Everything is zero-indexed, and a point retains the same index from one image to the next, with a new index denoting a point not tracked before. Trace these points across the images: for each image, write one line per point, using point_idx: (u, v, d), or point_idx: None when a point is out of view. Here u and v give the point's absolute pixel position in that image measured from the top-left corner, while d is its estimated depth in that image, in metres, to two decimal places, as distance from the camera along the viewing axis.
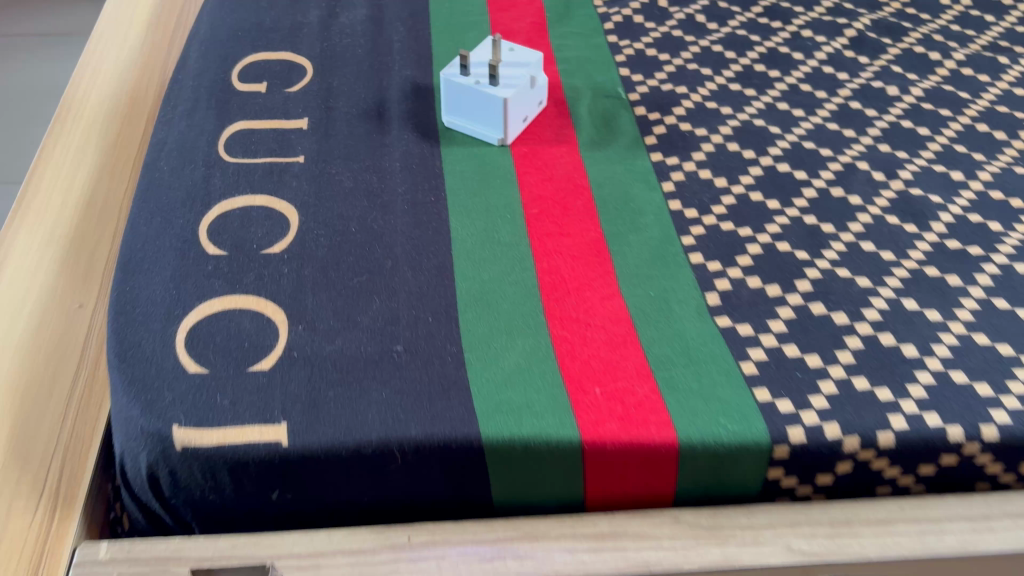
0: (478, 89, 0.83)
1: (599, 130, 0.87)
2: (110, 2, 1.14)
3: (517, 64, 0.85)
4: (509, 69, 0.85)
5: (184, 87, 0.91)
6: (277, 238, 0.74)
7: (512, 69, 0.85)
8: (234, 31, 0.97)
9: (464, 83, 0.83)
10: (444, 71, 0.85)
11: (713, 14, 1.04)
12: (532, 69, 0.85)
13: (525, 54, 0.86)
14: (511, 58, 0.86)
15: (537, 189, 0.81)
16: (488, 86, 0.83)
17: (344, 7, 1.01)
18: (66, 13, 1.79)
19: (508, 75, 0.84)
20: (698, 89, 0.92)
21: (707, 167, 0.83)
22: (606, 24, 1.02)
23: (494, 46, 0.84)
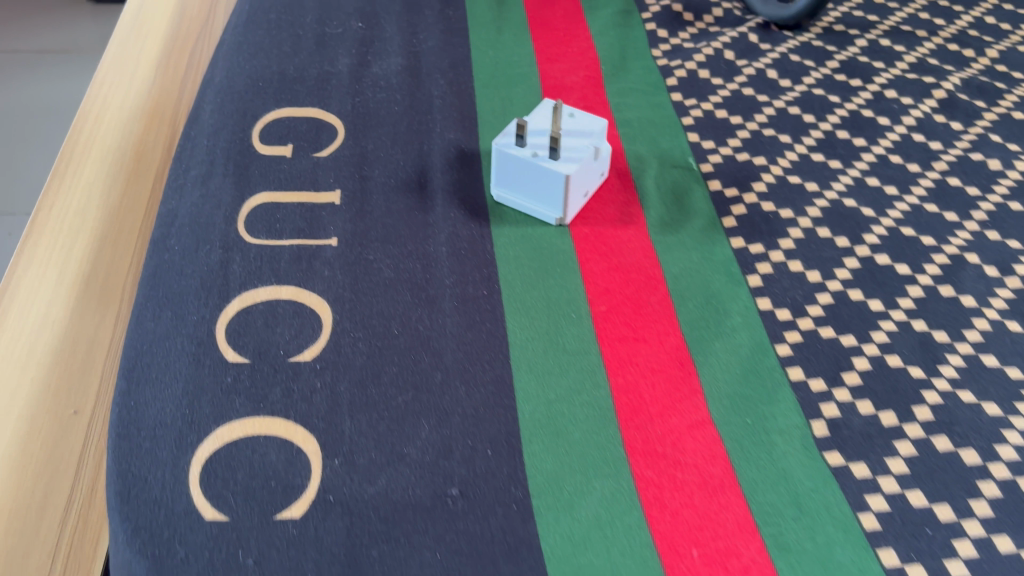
0: (537, 162, 0.73)
1: (670, 208, 0.77)
2: (113, 40, 1.03)
3: (579, 134, 0.75)
4: (571, 139, 0.75)
5: (198, 148, 0.80)
6: (307, 341, 0.63)
7: (574, 140, 0.75)
8: (254, 81, 0.87)
9: (520, 156, 0.73)
10: (496, 139, 0.75)
11: (785, 69, 0.94)
12: (596, 139, 0.75)
13: (589, 122, 0.76)
14: (573, 126, 0.76)
15: (603, 280, 0.70)
16: (548, 160, 0.73)
17: (377, 54, 0.90)
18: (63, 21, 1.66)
19: (571, 146, 0.74)
20: (778, 160, 0.82)
21: (796, 257, 0.73)
22: (669, 79, 0.91)
23: (554, 114, 0.74)
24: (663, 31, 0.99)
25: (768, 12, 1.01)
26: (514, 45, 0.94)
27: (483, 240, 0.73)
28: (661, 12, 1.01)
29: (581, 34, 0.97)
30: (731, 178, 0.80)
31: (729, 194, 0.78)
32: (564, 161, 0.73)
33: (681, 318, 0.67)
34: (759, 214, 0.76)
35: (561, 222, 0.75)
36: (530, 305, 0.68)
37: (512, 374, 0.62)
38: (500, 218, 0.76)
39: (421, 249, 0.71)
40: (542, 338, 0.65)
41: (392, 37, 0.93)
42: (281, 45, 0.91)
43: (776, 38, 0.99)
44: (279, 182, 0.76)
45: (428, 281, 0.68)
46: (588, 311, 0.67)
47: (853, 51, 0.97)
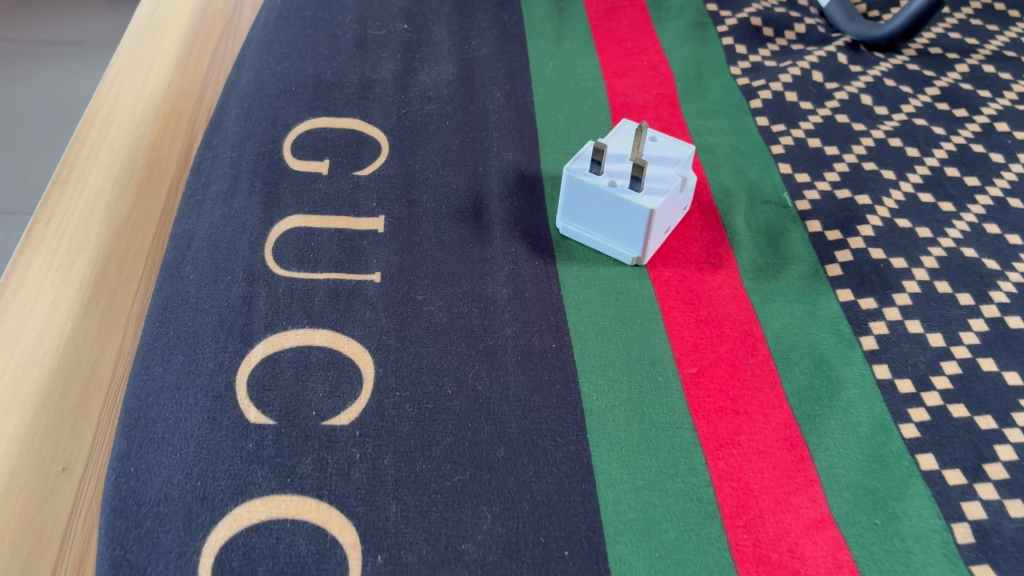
0: (616, 192, 0.63)
1: (764, 250, 0.67)
2: (128, 36, 0.93)
3: (663, 162, 0.65)
4: (655, 167, 0.64)
5: (221, 160, 0.70)
6: (345, 399, 0.53)
7: (658, 168, 0.64)
8: (287, 84, 0.77)
9: (596, 185, 0.63)
10: (567, 164, 0.65)
11: (880, 95, 0.84)
12: (683, 168, 0.65)
13: (674, 148, 0.66)
14: (657, 152, 0.65)
15: (692, 335, 0.60)
16: (628, 191, 0.62)
17: (425, 60, 0.80)
18: None
19: (654, 175, 0.64)
20: (883, 199, 0.72)
21: (913, 315, 0.63)
22: (753, 102, 0.81)
23: (636, 137, 0.64)
24: (742, 47, 0.89)
25: (856, 31, 0.91)
26: (577, 56, 0.84)
27: (549, 281, 0.63)
28: (738, 25, 0.91)
29: (651, 48, 0.87)
30: (831, 218, 0.69)
31: (830, 237, 0.68)
32: (647, 192, 0.63)
33: (786, 388, 0.57)
34: (867, 262, 0.66)
35: (638, 262, 0.65)
36: (608, 363, 0.57)
37: (590, 451, 0.52)
38: (568, 255, 0.65)
39: (476, 289, 0.60)
40: (625, 406, 0.55)
41: (442, 42, 0.83)
42: (317, 46, 0.81)
43: (867, 59, 0.89)
44: (314, 203, 0.65)
45: (486, 328, 0.58)
46: (677, 374, 0.57)
47: (953, 77, 0.87)
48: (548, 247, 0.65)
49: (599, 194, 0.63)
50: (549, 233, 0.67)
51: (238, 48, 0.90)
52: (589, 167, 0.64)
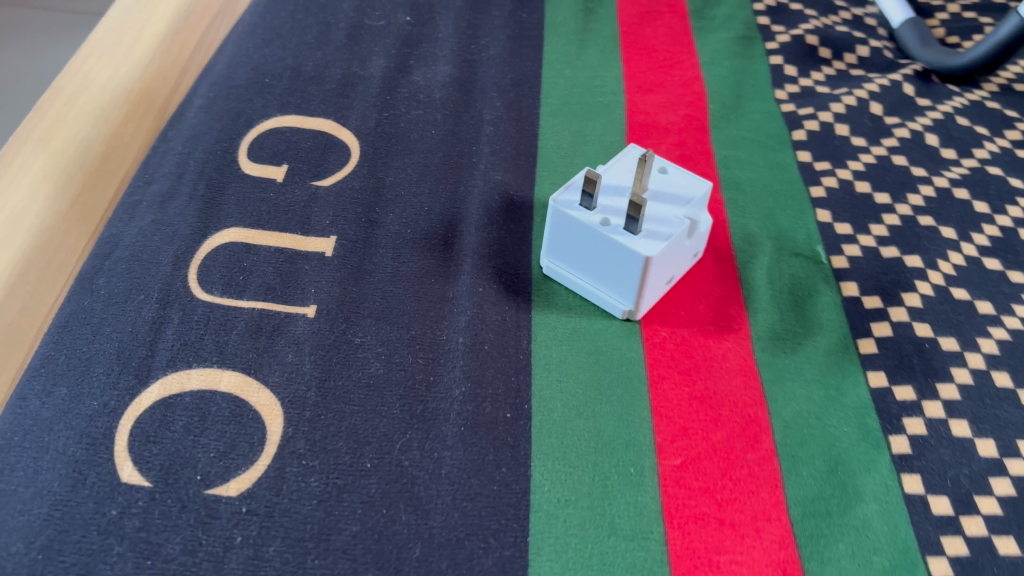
0: (609, 233, 0.52)
1: (786, 314, 0.56)
2: (116, 6, 0.85)
3: (669, 200, 0.54)
4: (659, 206, 0.54)
5: (169, 155, 0.62)
6: (238, 463, 0.44)
7: (663, 207, 0.54)
8: (261, 75, 0.68)
9: (585, 221, 0.52)
10: (555, 193, 0.54)
11: (948, 136, 0.72)
12: (693, 209, 0.54)
13: (685, 185, 0.55)
14: (664, 188, 0.55)
15: (682, 415, 0.49)
16: (623, 233, 0.52)
17: (422, 58, 0.71)
18: None
19: (657, 215, 0.53)
20: (939, 262, 0.60)
21: (961, 413, 0.51)
22: (795, 132, 0.70)
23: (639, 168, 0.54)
24: (791, 69, 0.77)
25: (930, 58, 0.80)
26: (599, 65, 0.74)
27: (516, 332, 0.52)
28: (791, 43, 0.79)
29: (685, 61, 0.76)
30: (870, 281, 0.58)
31: (868, 304, 0.57)
32: (646, 236, 0.52)
33: (788, 496, 0.46)
34: (909, 340, 0.55)
35: (630, 316, 0.54)
36: (573, 441, 0.47)
37: (528, 561, 0.41)
38: (546, 300, 0.55)
39: (425, 336, 0.50)
40: (582, 502, 0.44)
41: (446, 39, 0.73)
42: (304, 34, 0.72)
43: (939, 93, 0.77)
44: (257, 214, 0.56)
45: (429, 386, 0.48)
46: (654, 466, 0.47)
47: None
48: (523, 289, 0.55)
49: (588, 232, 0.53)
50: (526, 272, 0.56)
51: (229, 28, 0.81)
52: (581, 200, 0.53)
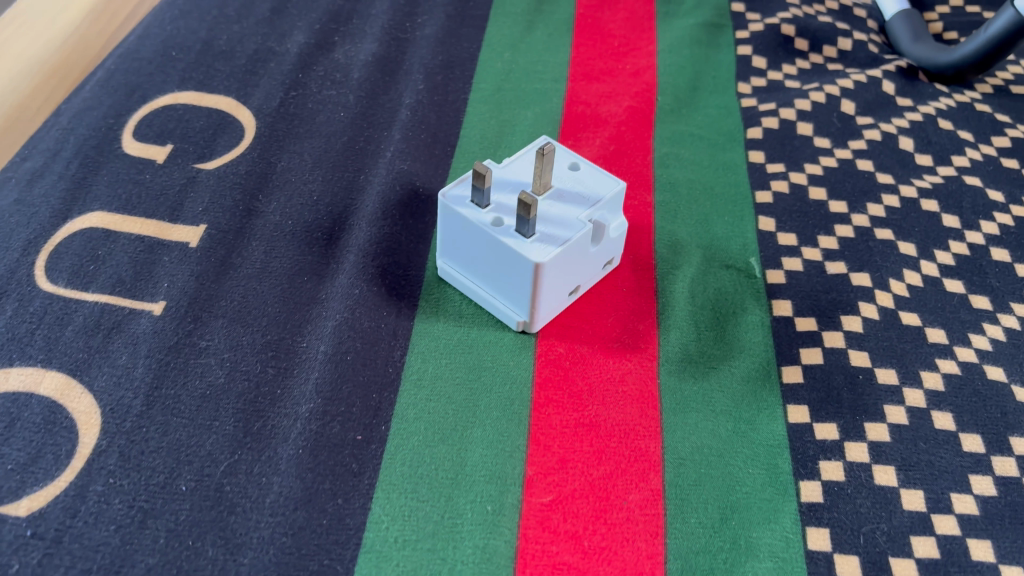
0: (498, 233, 0.46)
1: (703, 334, 0.49)
2: None
3: (574, 200, 0.48)
4: (561, 205, 0.48)
5: (52, 130, 0.57)
6: (37, 478, 0.39)
7: (565, 207, 0.48)
8: (169, 48, 0.63)
9: (473, 220, 0.47)
10: (446, 187, 0.49)
11: (926, 140, 0.64)
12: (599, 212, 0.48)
13: (593, 183, 0.50)
14: (569, 186, 0.49)
15: (562, 445, 0.43)
16: (513, 235, 0.46)
17: (349, 35, 0.65)
18: None
19: (557, 215, 0.48)
20: (891, 282, 0.53)
21: (889, 458, 0.44)
22: (751, 129, 0.63)
23: (539, 162, 0.48)
24: (760, 61, 0.70)
25: (918, 55, 0.73)
26: (544, 49, 0.68)
27: (388, 341, 0.47)
28: (764, 31, 0.72)
29: (642, 47, 0.69)
30: (807, 300, 0.51)
31: (801, 326, 0.50)
32: (540, 237, 0.46)
33: (668, 548, 0.40)
34: (841, 370, 0.48)
35: (526, 328, 0.48)
36: (429, 469, 0.41)
37: None
38: (434, 306, 0.49)
39: (280, 341, 0.45)
40: (423, 543, 0.39)
41: (379, 16, 0.68)
42: (225, 5, 0.67)
43: (924, 92, 0.69)
44: (126, 198, 0.52)
45: (272, 398, 0.43)
46: (518, 504, 0.41)
47: None
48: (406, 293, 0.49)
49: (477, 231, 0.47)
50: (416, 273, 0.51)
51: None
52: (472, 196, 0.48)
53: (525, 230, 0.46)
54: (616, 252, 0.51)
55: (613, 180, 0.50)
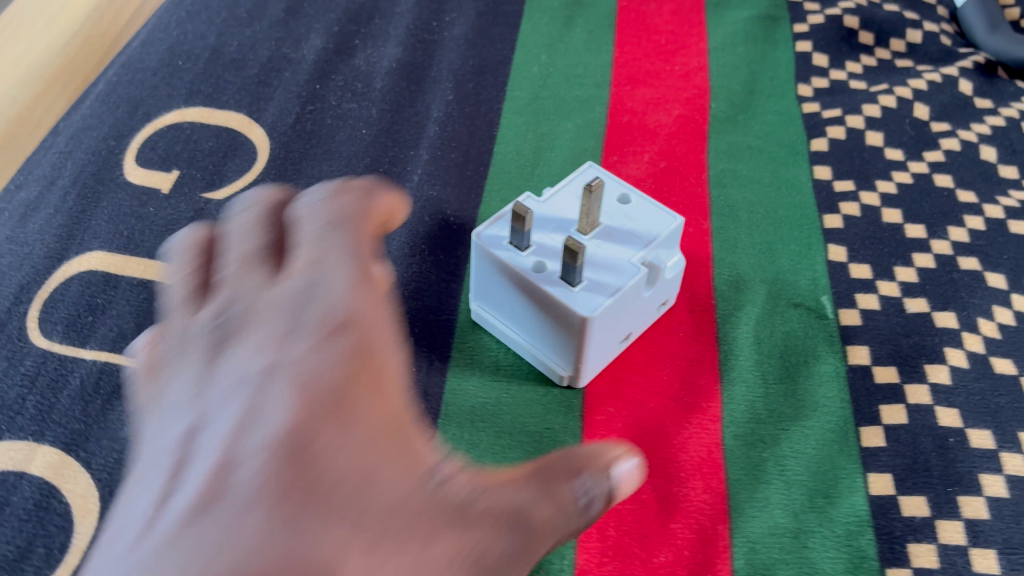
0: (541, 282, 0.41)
1: (771, 388, 0.44)
2: None
3: (625, 240, 0.43)
4: (609, 247, 0.43)
5: (49, 153, 0.52)
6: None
7: (614, 249, 0.43)
8: (174, 57, 0.58)
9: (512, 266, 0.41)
10: (481, 226, 0.44)
11: (1010, 149, 0.58)
12: (653, 253, 0.43)
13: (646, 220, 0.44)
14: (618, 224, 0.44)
15: (620, 527, 0.39)
16: (559, 284, 0.41)
17: (370, 37, 0.60)
18: None
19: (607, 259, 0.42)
20: (980, 321, 0.47)
21: (988, 539, 0.39)
22: (816, 141, 0.57)
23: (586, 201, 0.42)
24: (821, 58, 0.64)
25: (996, 47, 0.66)
26: (585, 48, 0.62)
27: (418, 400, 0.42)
28: (825, 25, 0.66)
29: (692, 44, 0.63)
30: (887, 346, 0.46)
31: (881, 378, 0.45)
32: (588, 286, 0.41)
33: None
34: (927, 432, 0.43)
35: (572, 383, 0.43)
36: None
37: None
38: (468, 359, 0.44)
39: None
40: None
41: (402, 15, 0.62)
42: (236, 6, 0.61)
43: (1004, 91, 0.63)
44: (128, 235, 0.47)
45: None
46: None
47: None
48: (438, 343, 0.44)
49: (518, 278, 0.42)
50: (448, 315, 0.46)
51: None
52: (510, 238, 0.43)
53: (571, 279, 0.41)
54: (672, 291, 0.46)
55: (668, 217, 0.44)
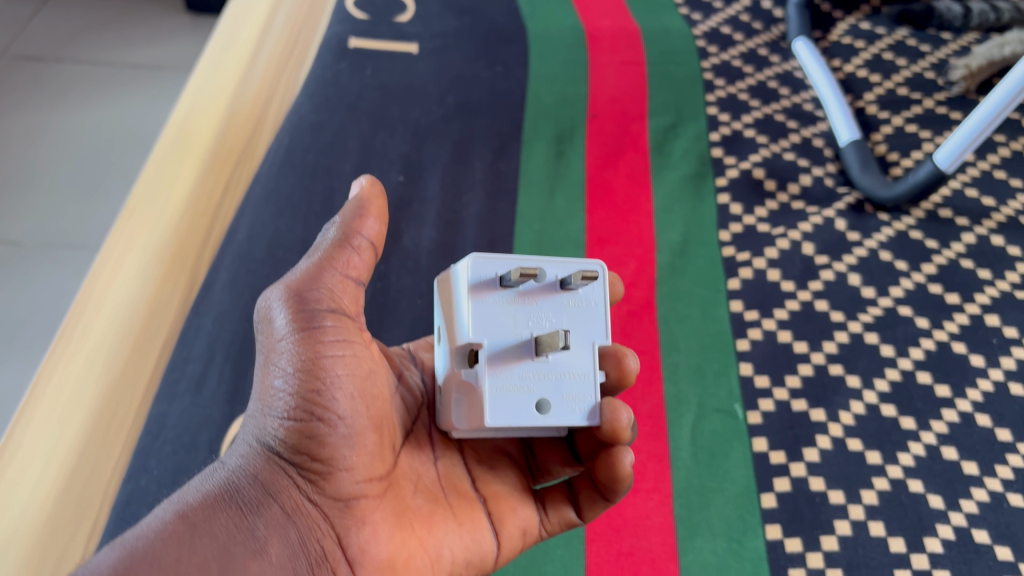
0: (525, 421, 0.50)
1: (702, 470, 0.68)
2: (161, 134, 0.97)
3: (558, 380, 0.52)
4: (540, 307, 0.53)
5: (201, 332, 0.76)
6: None
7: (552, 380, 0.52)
8: (274, 249, 0.82)
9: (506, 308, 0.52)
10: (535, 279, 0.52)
11: (870, 274, 0.82)
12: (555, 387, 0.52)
13: (558, 264, 0.54)
14: (572, 271, 0.53)
15: (609, 570, 0.63)
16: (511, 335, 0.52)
17: (412, 222, 0.84)
18: (130, 23, 1.55)
19: (502, 346, 0.52)
20: (841, 413, 0.72)
21: (838, 562, 0.64)
22: (732, 280, 0.81)
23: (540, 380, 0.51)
24: (737, 207, 0.87)
25: (866, 185, 0.88)
26: (564, 215, 0.86)
27: (539, 526, 0.58)
28: (738, 178, 0.90)
29: (641, 207, 0.87)
30: (776, 435, 0.70)
31: (774, 459, 0.69)
32: (475, 373, 0.51)
33: None
34: (803, 495, 0.67)
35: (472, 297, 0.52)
36: None
37: None
38: None
39: (455, 480, 0.55)
40: None
41: (432, 202, 0.86)
42: (311, 203, 0.86)
43: (869, 224, 0.86)
44: None
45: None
46: None
47: (956, 249, 0.85)
48: (537, 467, 0.60)
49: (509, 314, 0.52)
50: (563, 452, 0.60)
51: (256, 167, 0.94)
52: (596, 390, 0.53)
53: (453, 367, 0.52)
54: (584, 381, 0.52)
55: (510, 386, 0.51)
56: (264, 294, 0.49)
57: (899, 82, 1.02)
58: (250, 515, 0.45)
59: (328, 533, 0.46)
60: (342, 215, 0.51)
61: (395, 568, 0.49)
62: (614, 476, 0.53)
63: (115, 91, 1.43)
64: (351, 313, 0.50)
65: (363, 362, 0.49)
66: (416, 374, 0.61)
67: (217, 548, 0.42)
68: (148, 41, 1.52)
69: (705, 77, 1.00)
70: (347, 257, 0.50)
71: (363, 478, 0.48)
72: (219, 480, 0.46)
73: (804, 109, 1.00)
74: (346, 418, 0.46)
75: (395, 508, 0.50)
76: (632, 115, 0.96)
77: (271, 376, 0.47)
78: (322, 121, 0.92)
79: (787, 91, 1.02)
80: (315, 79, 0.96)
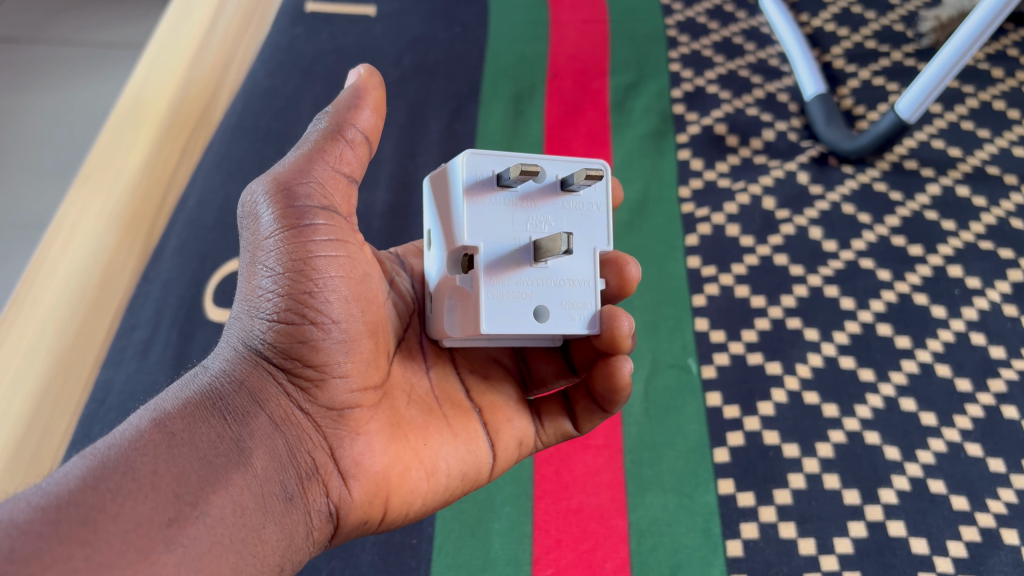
0: (521, 328, 0.49)
1: (653, 424, 0.68)
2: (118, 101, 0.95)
3: (560, 291, 0.51)
4: (540, 211, 0.52)
5: (150, 299, 0.77)
6: None
7: (554, 292, 0.50)
8: (225, 214, 0.81)
9: (503, 211, 0.51)
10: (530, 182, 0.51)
11: (831, 228, 0.80)
12: (556, 297, 0.50)
13: (559, 164, 0.52)
14: (574, 170, 0.52)
15: (556, 526, 0.62)
16: (510, 242, 0.50)
17: (365, 185, 0.83)
18: None
19: (500, 252, 0.50)
20: (798, 366, 0.70)
21: (791, 516, 0.63)
22: (689, 236, 0.80)
23: (541, 290, 0.50)
24: (697, 163, 0.86)
25: (829, 139, 0.86)
26: None
27: (534, 436, 0.57)
28: (699, 134, 0.88)
29: None
30: (728, 390, 0.69)
31: (727, 413, 0.68)
32: (469, 280, 0.50)
33: None
34: (756, 449, 0.66)
35: (468, 197, 0.50)
36: (463, 555, 0.61)
37: None
38: None
39: (449, 390, 0.54)
40: None
41: (385, 163, 0.85)
42: (263, 166, 0.84)
43: (832, 176, 0.85)
44: None
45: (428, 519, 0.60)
46: None
47: (921, 201, 0.82)
48: (531, 378, 0.59)
49: (507, 217, 0.51)
50: (559, 362, 0.58)
51: (212, 132, 0.92)
52: (597, 297, 0.51)
53: (447, 272, 0.51)
54: (585, 292, 0.51)
55: (511, 296, 0.49)
56: (250, 186, 0.47)
57: (868, 34, 1.00)
58: (236, 423, 0.43)
59: (319, 445, 0.45)
60: (335, 104, 0.49)
61: (389, 482, 0.48)
62: (613, 386, 0.52)
63: (76, 65, 1.40)
64: (343, 212, 0.47)
65: (358, 264, 0.47)
66: (405, 279, 0.59)
67: (196, 459, 0.40)
68: (120, 18, 1.46)
69: (669, 34, 0.98)
70: (339, 150, 0.47)
71: (358, 387, 0.46)
72: (199, 385, 0.44)
73: (769, 64, 0.98)
74: (339, 322, 0.45)
75: (390, 419, 0.49)
76: (594, 73, 0.94)
77: (257, 275, 0.45)
78: (276, 85, 0.91)
79: (752, 47, 0.99)
80: (270, 45, 0.94)
